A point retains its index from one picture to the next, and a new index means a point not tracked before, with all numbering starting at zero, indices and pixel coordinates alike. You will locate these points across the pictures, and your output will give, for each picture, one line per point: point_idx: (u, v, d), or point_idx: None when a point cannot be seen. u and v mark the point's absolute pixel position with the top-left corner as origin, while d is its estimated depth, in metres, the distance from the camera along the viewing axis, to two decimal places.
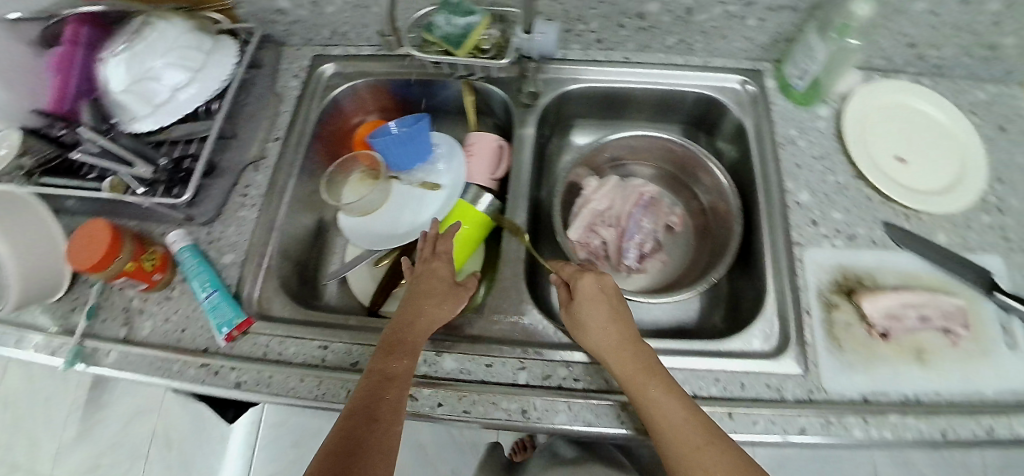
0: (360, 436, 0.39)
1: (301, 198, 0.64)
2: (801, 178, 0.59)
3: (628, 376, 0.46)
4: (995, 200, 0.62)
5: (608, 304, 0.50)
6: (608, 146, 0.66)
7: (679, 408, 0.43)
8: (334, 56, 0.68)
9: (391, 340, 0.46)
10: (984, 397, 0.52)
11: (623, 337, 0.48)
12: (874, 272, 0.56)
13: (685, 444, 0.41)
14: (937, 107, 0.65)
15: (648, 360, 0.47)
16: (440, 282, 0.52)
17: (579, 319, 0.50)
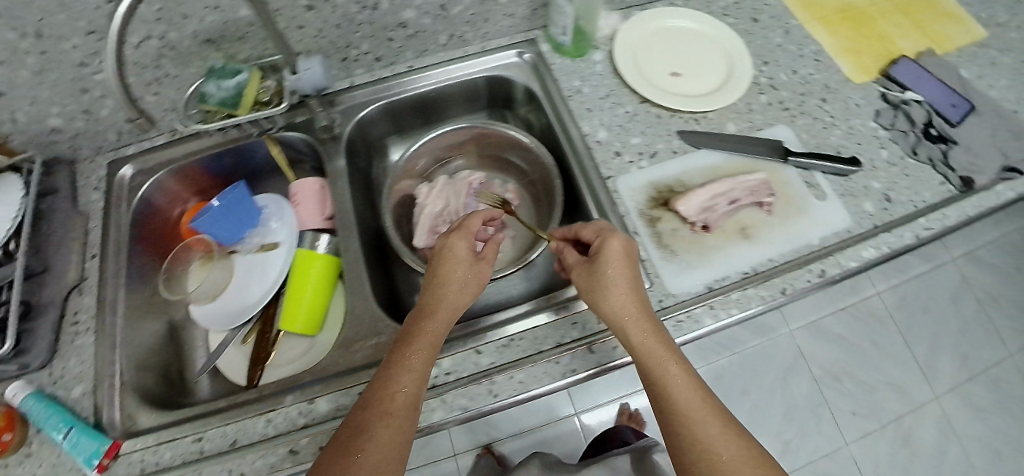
0: (355, 446, 0.39)
1: (138, 305, 0.62)
2: (594, 119, 0.64)
3: (644, 347, 0.45)
4: (765, 81, 0.70)
5: (630, 274, 0.48)
6: (422, 152, 0.69)
7: (693, 388, 0.42)
8: (130, 156, 0.67)
9: (410, 336, 0.46)
10: (808, 247, 0.59)
11: (640, 309, 0.47)
12: (680, 176, 0.61)
13: (694, 424, 0.40)
14: (693, 18, 0.72)
15: (663, 335, 0.46)
16: (460, 261, 0.50)
17: (592, 290, 0.48)
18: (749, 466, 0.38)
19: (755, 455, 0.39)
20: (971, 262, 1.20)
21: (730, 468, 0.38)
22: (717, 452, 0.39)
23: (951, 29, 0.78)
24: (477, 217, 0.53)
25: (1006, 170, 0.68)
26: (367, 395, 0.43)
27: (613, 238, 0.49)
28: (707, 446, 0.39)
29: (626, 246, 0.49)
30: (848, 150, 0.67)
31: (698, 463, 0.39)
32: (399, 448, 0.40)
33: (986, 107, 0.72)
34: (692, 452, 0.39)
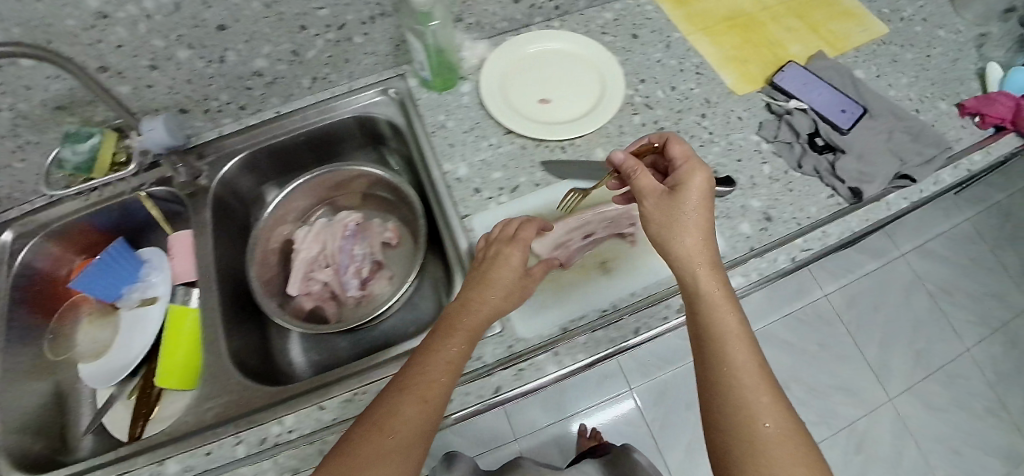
0: (385, 437, 0.40)
1: (18, 369, 0.63)
2: (456, 155, 0.63)
3: (708, 295, 0.42)
4: (639, 100, 0.68)
5: (705, 211, 0.45)
6: (297, 194, 0.72)
7: (751, 348, 0.40)
8: (10, 221, 0.69)
9: (454, 323, 0.47)
10: (672, 277, 0.55)
11: (710, 250, 0.44)
12: (540, 209, 0.60)
13: (746, 392, 0.38)
14: (566, 40, 0.70)
15: (727, 283, 0.43)
16: (512, 269, 0.50)
17: (666, 226, 0.45)
18: (787, 446, 0.37)
19: (794, 432, 0.38)
20: (921, 257, 1.17)
21: (773, 443, 0.36)
22: (761, 424, 0.37)
23: (848, 28, 0.74)
24: (513, 223, 0.54)
25: (897, 177, 0.64)
26: (388, 392, 0.44)
27: (695, 174, 0.46)
28: (753, 415, 0.38)
29: (700, 177, 0.46)
30: (726, 168, 0.64)
31: (738, 436, 0.37)
32: (419, 442, 0.41)
33: (883, 108, 0.68)
34: (738, 423, 0.38)
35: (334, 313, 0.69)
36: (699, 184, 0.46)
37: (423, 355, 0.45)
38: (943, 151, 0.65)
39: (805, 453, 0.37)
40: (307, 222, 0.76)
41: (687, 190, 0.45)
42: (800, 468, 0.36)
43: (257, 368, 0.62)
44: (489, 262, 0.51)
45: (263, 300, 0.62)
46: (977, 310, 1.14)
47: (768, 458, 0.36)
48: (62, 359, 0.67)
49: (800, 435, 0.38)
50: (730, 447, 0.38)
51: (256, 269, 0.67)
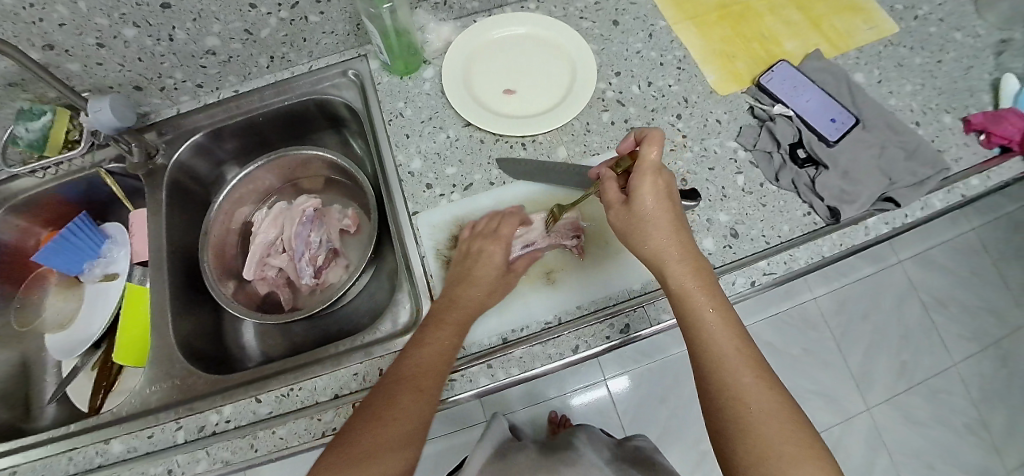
0: (386, 426, 0.41)
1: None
2: (411, 147, 0.62)
3: (681, 290, 0.46)
4: (612, 96, 0.65)
5: (671, 212, 0.47)
6: (259, 174, 0.72)
7: (729, 334, 0.44)
8: None
9: (442, 316, 0.48)
10: (617, 293, 0.54)
11: (681, 249, 0.47)
12: (492, 210, 0.59)
13: (728, 376, 0.42)
14: (543, 27, 0.67)
15: (705, 275, 0.46)
16: (494, 267, 0.51)
17: (635, 230, 0.48)
18: (776, 418, 0.40)
19: (782, 406, 0.41)
20: (919, 264, 1.12)
21: (760, 418, 0.40)
22: (746, 401, 0.41)
23: (851, 24, 0.70)
24: (492, 220, 0.55)
25: (881, 199, 0.60)
26: (381, 386, 0.44)
27: (644, 178, 0.47)
28: (739, 393, 0.41)
29: (658, 176, 0.48)
30: (696, 177, 0.61)
31: (727, 413, 0.41)
32: (417, 427, 0.42)
33: (876, 118, 0.64)
34: (724, 402, 0.41)
35: (288, 299, 0.70)
36: (650, 192, 0.47)
37: (410, 350, 0.46)
38: (940, 172, 0.60)
39: (798, 425, 0.40)
40: (268, 204, 0.76)
41: (643, 194, 0.47)
42: (793, 442, 0.39)
43: (212, 354, 0.65)
44: (471, 259, 0.52)
45: (213, 285, 0.63)
46: (970, 323, 1.09)
47: (755, 433, 0.39)
48: (30, 326, 0.71)
49: (789, 407, 0.41)
50: (723, 423, 0.41)
51: (212, 250, 0.67)
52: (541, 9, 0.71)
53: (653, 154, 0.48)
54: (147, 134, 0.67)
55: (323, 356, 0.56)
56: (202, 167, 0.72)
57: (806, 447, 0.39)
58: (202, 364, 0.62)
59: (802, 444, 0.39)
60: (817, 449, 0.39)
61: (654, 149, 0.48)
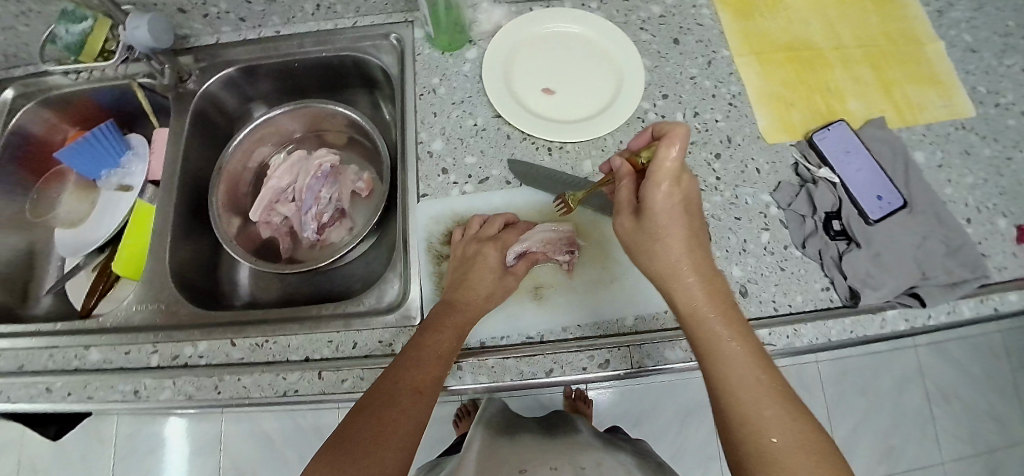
0: (385, 429, 0.41)
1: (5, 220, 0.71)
2: (436, 126, 0.60)
3: (693, 311, 0.43)
4: (653, 118, 0.62)
5: (683, 222, 0.44)
6: (284, 118, 0.71)
7: (746, 358, 0.41)
8: (15, 79, 0.72)
9: (440, 321, 0.48)
10: (606, 325, 0.52)
11: (695, 268, 0.44)
12: (500, 210, 0.57)
13: (746, 406, 0.39)
14: (599, 31, 0.64)
15: (719, 296, 0.43)
16: (491, 270, 0.51)
17: (648, 243, 0.45)
18: (802, 448, 0.37)
19: (807, 435, 0.38)
20: (934, 353, 1.07)
21: (784, 453, 0.36)
22: (766, 431, 0.38)
23: (926, 96, 0.65)
24: (494, 221, 0.55)
25: (908, 293, 0.56)
26: (381, 386, 0.44)
27: (659, 185, 0.43)
28: (756, 422, 0.38)
29: (676, 181, 0.44)
30: (718, 225, 0.58)
31: (748, 444, 0.38)
32: (414, 430, 0.43)
33: (924, 204, 0.59)
34: (744, 432, 0.38)
35: (287, 249, 0.70)
36: (663, 199, 0.43)
37: (411, 353, 0.46)
38: (978, 277, 0.56)
39: (817, 443, 0.37)
40: (288, 149, 0.75)
41: (656, 202, 0.44)
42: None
43: (203, 286, 0.66)
44: (468, 262, 0.52)
45: (215, 220, 0.63)
46: (970, 426, 1.05)
47: (778, 465, 0.36)
48: (44, 217, 0.74)
49: (813, 436, 0.38)
50: (744, 453, 0.38)
51: (223, 184, 0.67)
52: (602, 10, 0.68)
53: (671, 156, 0.42)
54: (184, 58, 0.68)
55: (304, 315, 0.56)
56: (231, 100, 0.72)
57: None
58: (191, 294, 0.63)
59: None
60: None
61: (672, 151, 0.42)
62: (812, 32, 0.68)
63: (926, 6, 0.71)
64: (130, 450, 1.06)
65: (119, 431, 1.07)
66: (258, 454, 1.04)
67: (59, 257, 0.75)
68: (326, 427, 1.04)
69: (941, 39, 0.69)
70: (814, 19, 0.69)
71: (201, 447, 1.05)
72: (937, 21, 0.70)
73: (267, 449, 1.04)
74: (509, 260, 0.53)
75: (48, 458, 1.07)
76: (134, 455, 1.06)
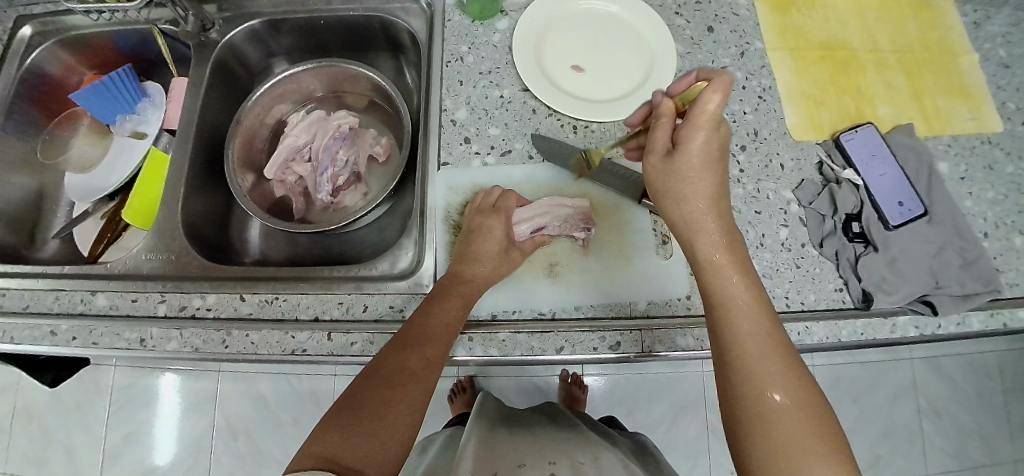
0: (393, 390, 0.42)
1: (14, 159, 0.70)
2: (461, 95, 0.59)
3: (710, 261, 0.44)
4: None
5: (713, 173, 0.45)
6: (306, 77, 0.70)
7: (754, 311, 0.42)
8: (33, 15, 0.70)
9: (447, 289, 0.49)
10: (620, 307, 0.51)
11: (717, 222, 0.45)
12: (518, 185, 0.57)
13: (752, 361, 0.40)
14: (634, 12, 0.63)
15: (738, 251, 0.45)
16: (497, 243, 0.51)
17: (670, 186, 0.45)
18: (795, 400, 0.38)
19: (806, 394, 0.39)
20: (928, 368, 1.07)
21: (777, 401, 0.38)
22: (764, 382, 0.39)
23: (955, 107, 0.65)
24: (495, 192, 0.54)
25: (920, 300, 0.56)
26: (388, 350, 0.44)
27: (698, 130, 0.43)
28: (757, 371, 0.39)
29: (716, 129, 0.43)
30: (738, 218, 0.58)
31: (746, 394, 0.39)
32: (422, 393, 0.43)
33: (945, 213, 0.59)
34: (745, 387, 0.39)
35: (300, 208, 0.69)
36: (701, 146, 0.43)
37: (417, 320, 0.46)
38: (990, 292, 0.55)
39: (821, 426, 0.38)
40: (307, 108, 0.74)
41: (692, 147, 0.43)
42: (806, 430, 0.37)
43: (213, 240, 0.66)
44: (472, 235, 0.52)
45: (231, 174, 0.62)
46: (957, 442, 1.05)
47: (768, 412, 0.38)
48: (54, 160, 0.73)
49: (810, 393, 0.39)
50: (741, 402, 0.39)
51: (240, 138, 0.66)
52: None
53: (713, 102, 0.41)
54: (207, 6, 0.67)
55: (315, 275, 0.55)
56: (253, 54, 0.71)
57: (815, 425, 0.37)
58: (200, 247, 0.63)
59: (821, 437, 0.37)
60: (828, 429, 0.38)
61: (716, 96, 0.41)
62: (847, 31, 0.67)
63: (963, 16, 0.70)
64: (127, 401, 1.07)
65: (117, 381, 1.07)
66: (252, 415, 1.04)
67: (70, 202, 0.74)
68: (321, 393, 1.04)
69: (976, 51, 0.68)
70: (851, 18, 0.68)
71: (196, 403, 1.06)
72: (973, 32, 0.69)
73: (262, 410, 1.04)
74: (520, 237, 0.53)
75: (45, 402, 1.07)
76: (130, 406, 1.06)
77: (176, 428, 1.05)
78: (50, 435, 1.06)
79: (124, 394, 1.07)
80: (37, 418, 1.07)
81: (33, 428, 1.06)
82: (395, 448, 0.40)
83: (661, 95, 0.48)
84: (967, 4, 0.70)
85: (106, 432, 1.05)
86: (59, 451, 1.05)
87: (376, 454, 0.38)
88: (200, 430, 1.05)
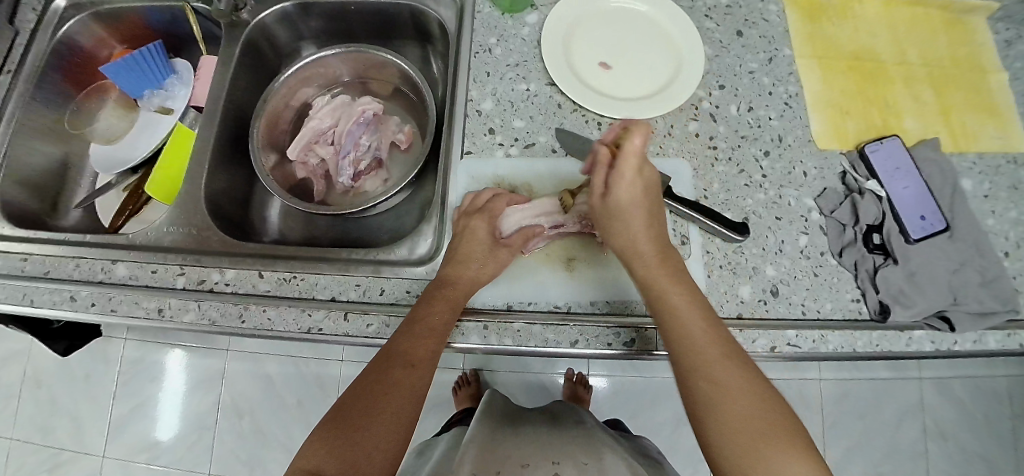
0: (379, 398, 0.42)
1: (41, 128, 0.71)
2: (488, 86, 0.59)
3: (647, 279, 0.44)
4: (707, 107, 0.61)
5: (643, 199, 0.45)
6: (332, 62, 0.71)
7: (699, 322, 0.42)
8: None
9: (434, 293, 0.48)
10: (634, 305, 0.51)
11: (648, 238, 0.45)
12: (540, 178, 0.57)
13: (705, 371, 0.40)
14: (664, 13, 0.63)
15: (671, 263, 0.45)
16: (481, 243, 0.51)
17: (610, 216, 0.46)
18: (754, 404, 0.38)
19: (765, 394, 0.39)
20: (936, 389, 1.06)
21: (736, 407, 0.38)
22: (721, 388, 0.39)
23: (981, 125, 0.64)
24: (483, 194, 0.55)
25: (937, 316, 0.55)
26: (374, 363, 0.45)
27: (624, 173, 0.44)
28: (715, 379, 0.39)
29: (641, 166, 0.45)
30: (759, 222, 0.57)
31: (704, 403, 0.39)
32: (412, 400, 0.43)
33: (966, 231, 0.58)
34: (703, 397, 0.39)
35: (320, 191, 0.70)
36: (629, 183, 0.45)
37: (406, 326, 0.46)
38: (1008, 312, 0.55)
39: (782, 430, 0.38)
40: (331, 93, 0.75)
41: (619, 185, 0.45)
42: (767, 431, 0.37)
43: (234, 216, 0.67)
44: (458, 237, 0.52)
45: (255, 153, 0.62)
46: (962, 466, 1.04)
47: (730, 419, 0.38)
48: (83, 132, 0.75)
49: (772, 399, 0.39)
50: (702, 413, 0.40)
51: (266, 118, 0.67)
52: None
53: (636, 143, 0.44)
54: None
55: (334, 257, 0.56)
56: (282, 35, 0.72)
57: (776, 432, 0.37)
58: (221, 223, 0.63)
59: (784, 441, 0.37)
60: (794, 432, 0.38)
61: (637, 141, 0.44)
62: (876, 43, 0.67)
63: (996, 34, 0.69)
64: (136, 373, 1.08)
65: (127, 355, 1.08)
66: (259, 394, 1.05)
67: (93, 172, 0.76)
68: (326, 378, 1.05)
69: (1006, 70, 0.67)
70: (881, 30, 0.68)
71: (203, 380, 1.07)
72: (1005, 50, 0.68)
73: (268, 391, 1.05)
74: (507, 232, 0.53)
75: (56, 370, 1.09)
76: (139, 378, 1.08)
77: (182, 403, 1.06)
78: (59, 401, 1.07)
79: (133, 366, 1.08)
80: (47, 385, 1.08)
81: (43, 395, 1.08)
82: (383, 455, 0.40)
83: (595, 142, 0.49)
84: (1000, 23, 0.69)
85: (113, 404, 1.07)
86: (67, 419, 1.07)
87: (360, 462, 0.39)
88: (205, 407, 1.06)
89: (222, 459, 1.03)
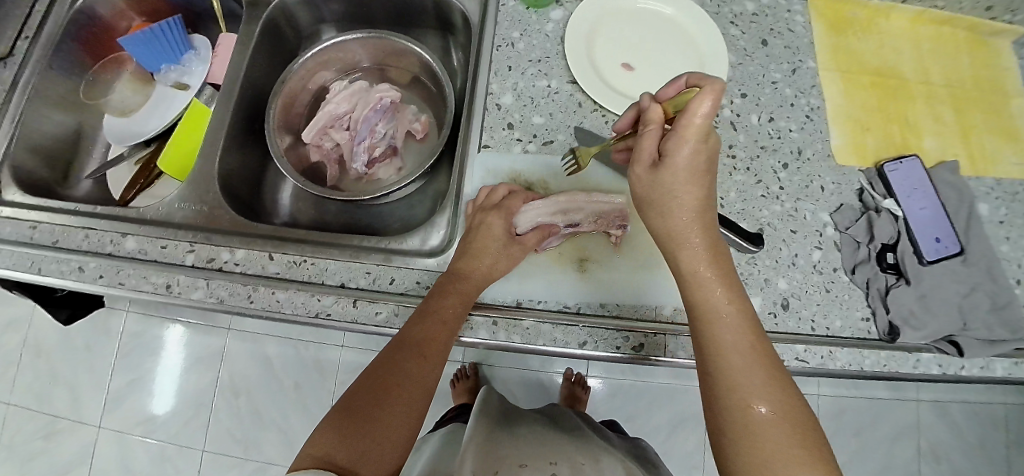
0: (390, 390, 0.42)
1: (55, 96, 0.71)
2: (509, 80, 0.59)
3: (691, 273, 0.43)
4: (728, 115, 0.61)
5: (701, 181, 0.42)
6: (352, 46, 0.70)
7: (738, 323, 0.41)
8: None
9: (446, 287, 0.48)
10: (644, 309, 0.51)
11: (702, 231, 0.43)
12: (556, 176, 0.56)
13: (737, 371, 0.39)
14: (691, 17, 0.62)
15: (721, 260, 0.43)
16: (495, 240, 0.51)
17: (657, 194, 0.43)
18: (777, 411, 0.37)
19: (791, 403, 0.38)
20: (933, 410, 1.06)
21: (759, 411, 0.37)
22: (748, 390, 0.38)
23: (1002, 150, 0.63)
24: (498, 190, 0.54)
25: (946, 339, 0.55)
26: (387, 353, 0.45)
27: (683, 144, 0.40)
28: (745, 380, 0.38)
29: (704, 142, 0.40)
30: (773, 234, 0.57)
31: (728, 400, 0.39)
32: (421, 393, 0.43)
33: (981, 255, 0.58)
34: (730, 397, 0.39)
35: (332, 175, 0.70)
36: (686, 159, 0.40)
37: (416, 318, 0.46)
38: (1017, 339, 0.54)
39: (803, 439, 0.37)
40: (349, 78, 0.74)
41: (676, 160, 0.41)
42: (789, 439, 0.37)
43: (246, 197, 0.66)
44: (472, 232, 0.52)
45: (271, 133, 0.62)
46: None
47: (751, 420, 0.37)
48: (96, 100, 0.75)
49: (797, 409, 0.38)
50: (722, 409, 0.39)
51: (283, 99, 0.66)
52: None
53: (704, 109, 0.38)
54: None
55: (344, 243, 0.56)
56: (303, 17, 0.72)
57: (800, 441, 0.36)
58: (232, 202, 0.63)
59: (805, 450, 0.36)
60: (814, 443, 0.37)
61: (704, 107, 0.38)
62: (902, 60, 0.66)
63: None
64: (135, 346, 1.08)
65: (128, 327, 1.09)
66: (257, 375, 1.05)
67: (106, 143, 0.76)
68: (325, 362, 1.05)
69: None
70: (907, 47, 0.67)
71: (203, 357, 1.07)
72: None
73: (266, 372, 1.05)
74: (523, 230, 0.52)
75: (57, 338, 1.09)
76: (139, 351, 1.08)
77: (180, 378, 1.06)
78: (58, 369, 1.08)
79: (133, 339, 1.08)
80: (48, 352, 1.09)
81: (42, 362, 1.08)
82: (391, 448, 0.40)
83: (650, 99, 0.45)
84: None
85: (112, 375, 1.07)
86: (65, 388, 1.07)
87: (370, 454, 0.39)
88: (203, 384, 1.06)
89: (217, 437, 1.03)
